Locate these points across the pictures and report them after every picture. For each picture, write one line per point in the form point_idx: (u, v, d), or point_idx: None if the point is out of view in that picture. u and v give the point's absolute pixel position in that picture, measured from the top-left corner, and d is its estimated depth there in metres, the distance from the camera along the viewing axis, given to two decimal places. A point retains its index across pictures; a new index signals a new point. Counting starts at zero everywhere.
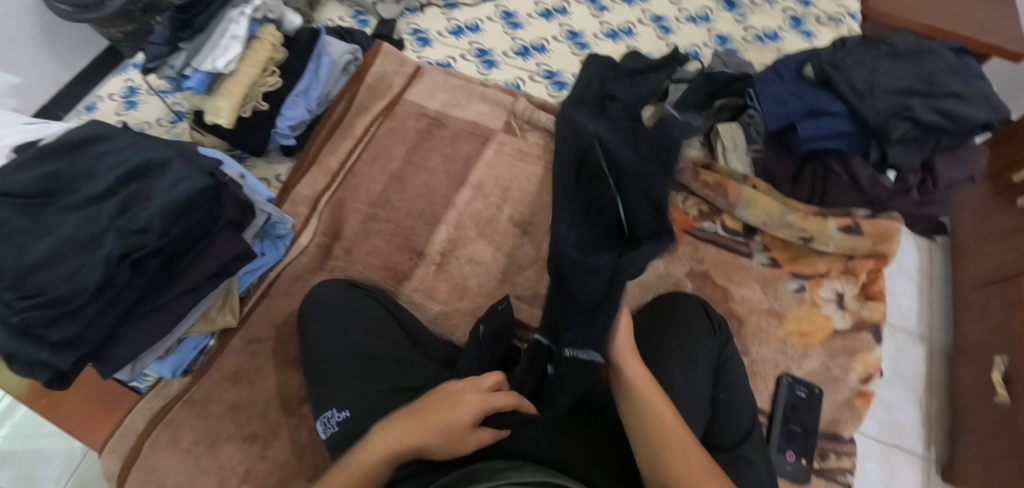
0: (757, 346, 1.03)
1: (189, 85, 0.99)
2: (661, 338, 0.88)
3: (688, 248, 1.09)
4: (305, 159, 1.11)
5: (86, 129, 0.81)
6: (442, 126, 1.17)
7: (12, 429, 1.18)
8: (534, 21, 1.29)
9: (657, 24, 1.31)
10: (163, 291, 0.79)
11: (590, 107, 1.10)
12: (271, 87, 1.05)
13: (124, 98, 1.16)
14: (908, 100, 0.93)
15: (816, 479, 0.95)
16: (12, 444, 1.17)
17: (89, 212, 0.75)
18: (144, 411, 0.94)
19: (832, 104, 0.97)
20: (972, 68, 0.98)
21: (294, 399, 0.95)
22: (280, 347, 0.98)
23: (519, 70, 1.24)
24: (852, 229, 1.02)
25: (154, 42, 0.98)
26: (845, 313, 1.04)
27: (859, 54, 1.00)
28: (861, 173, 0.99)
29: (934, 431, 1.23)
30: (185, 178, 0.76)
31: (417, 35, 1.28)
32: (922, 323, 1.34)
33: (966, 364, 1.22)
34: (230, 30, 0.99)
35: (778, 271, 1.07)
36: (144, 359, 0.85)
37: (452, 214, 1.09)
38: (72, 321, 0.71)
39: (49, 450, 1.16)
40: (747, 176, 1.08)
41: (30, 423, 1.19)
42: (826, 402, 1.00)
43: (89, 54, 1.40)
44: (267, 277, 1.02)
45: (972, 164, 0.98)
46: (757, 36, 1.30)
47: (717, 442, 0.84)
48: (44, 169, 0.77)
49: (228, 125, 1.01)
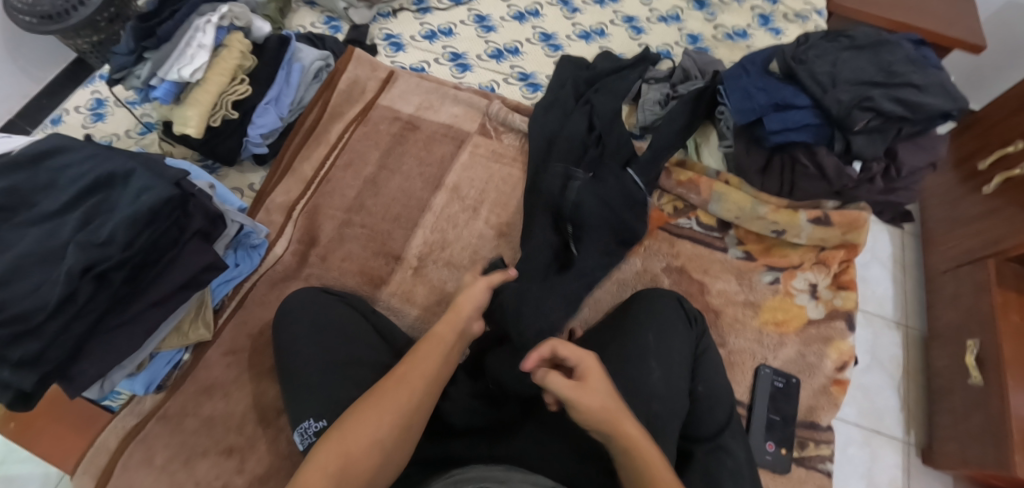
0: (735, 338, 1.04)
1: (155, 95, 0.97)
2: (638, 332, 0.89)
3: (664, 244, 1.10)
4: (279, 167, 1.10)
5: (47, 143, 0.80)
6: (416, 129, 1.17)
7: None
8: (507, 24, 1.29)
9: (628, 24, 1.32)
10: (130, 304, 0.77)
11: (566, 114, 1.11)
12: (241, 95, 1.03)
13: (91, 110, 1.14)
14: (869, 91, 0.94)
15: (795, 468, 0.96)
16: None
17: (52, 225, 0.73)
18: (118, 427, 0.92)
19: (796, 97, 0.99)
20: (930, 60, 1.00)
21: (271, 409, 0.94)
22: (257, 357, 0.97)
23: (493, 73, 1.24)
24: (822, 220, 1.05)
25: (119, 52, 0.98)
26: (819, 302, 1.06)
27: (823, 47, 1.01)
28: (827, 162, 1.00)
29: (912, 416, 1.25)
30: (148, 188, 0.74)
31: (390, 40, 1.28)
32: (898, 309, 1.36)
33: (941, 348, 1.25)
34: (196, 39, 0.98)
35: (753, 264, 1.09)
36: (114, 375, 0.83)
37: (428, 218, 1.08)
38: (34, 340, 0.69)
39: (20, 476, 1.13)
40: (720, 172, 1.11)
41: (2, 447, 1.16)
42: (804, 391, 1.01)
43: (55, 67, 1.38)
44: (242, 287, 1.01)
45: (932, 151, 1.00)
46: (727, 34, 1.31)
47: (696, 433, 0.86)
48: (1, 184, 0.75)
49: (198, 134, 0.98)
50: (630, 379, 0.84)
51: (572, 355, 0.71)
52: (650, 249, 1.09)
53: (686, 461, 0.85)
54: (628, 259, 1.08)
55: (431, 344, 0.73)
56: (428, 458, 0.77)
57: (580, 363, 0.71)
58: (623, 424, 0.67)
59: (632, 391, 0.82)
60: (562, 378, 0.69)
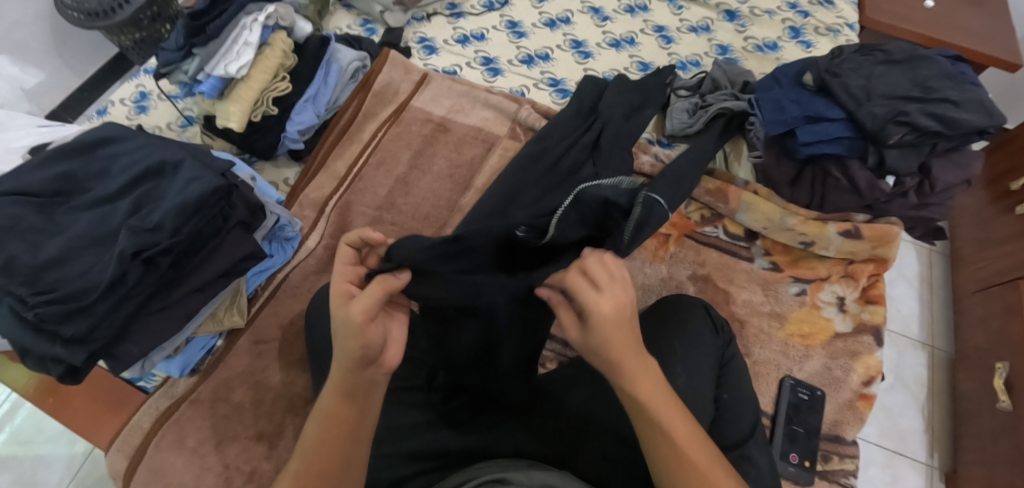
0: (759, 349, 1.04)
1: (201, 90, 1.00)
2: (665, 337, 0.89)
3: (690, 252, 1.10)
4: (313, 164, 1.13)
5: (100, 132, 0.83)
6: (447, 131, 1.19)
7: (12, 433, 1.18)
8: (538, 30, 1.31)
9: (658, 33, 1.33)
10: (173, 289, 0.80)
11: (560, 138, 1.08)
12: (281, 92, 1.06)
13: (135, 103, 1.18)
14: (904, 106, 0.94)
15: (819, 481, 0.96)
16: (13, 449, 1.17)
17: (103, 210, 0.77)
18: (151, 409, 0.95)
19: (830, 110, 0.99)
20: (967, 75, 0.99)
21: (300, 398, 0.95)
22: (287, 347, 0.99)
23: (523, 78, 1.26)
24: (852, 233, 1.05)
25: (167, 48, 1.01)
26: (846, 316, 1.05)
27: (856, 61, 1.02)
28: (859, 176, 0.99)
29: (936, 437, 1.23)
30: (196, 178, 0.77)
31: (423, 43, 1.30)
32: (923, 330, 1.34)
33: (968, 372, 1.23)
34: (242, 37, 1.01)
35: (780, 275, 1.08)
36: (154, 357, 0.86)
37: (456, 218, 1.10)
38: (85, 317, 0.71)
39: (48, 456, 1.16)
40: (749, 182, 1.11)
41: (32, 426, 1.19)
42: (829, 405, 1.00)
43: (98, 62, 1.42)
44: (274, 278, 1.03)
45: (969, 169, 0.99)
46: (757, 45, 1.32)
47: (721, 442, 0.85)
48: (57, 169, 0.78)
49: (240, 129, 1.02)
50: None
51: (585, 289, 0.60)
52: (675, 256, 1.10)
53: None
54: (654, 265, 1.09)
55: (326, 416, 0.64)
56: (451, 450, 0.78)
57: (592, 303, 0.59)
58: (640, 380, 0.62)
59: None
60: (585, 288, 0.60)
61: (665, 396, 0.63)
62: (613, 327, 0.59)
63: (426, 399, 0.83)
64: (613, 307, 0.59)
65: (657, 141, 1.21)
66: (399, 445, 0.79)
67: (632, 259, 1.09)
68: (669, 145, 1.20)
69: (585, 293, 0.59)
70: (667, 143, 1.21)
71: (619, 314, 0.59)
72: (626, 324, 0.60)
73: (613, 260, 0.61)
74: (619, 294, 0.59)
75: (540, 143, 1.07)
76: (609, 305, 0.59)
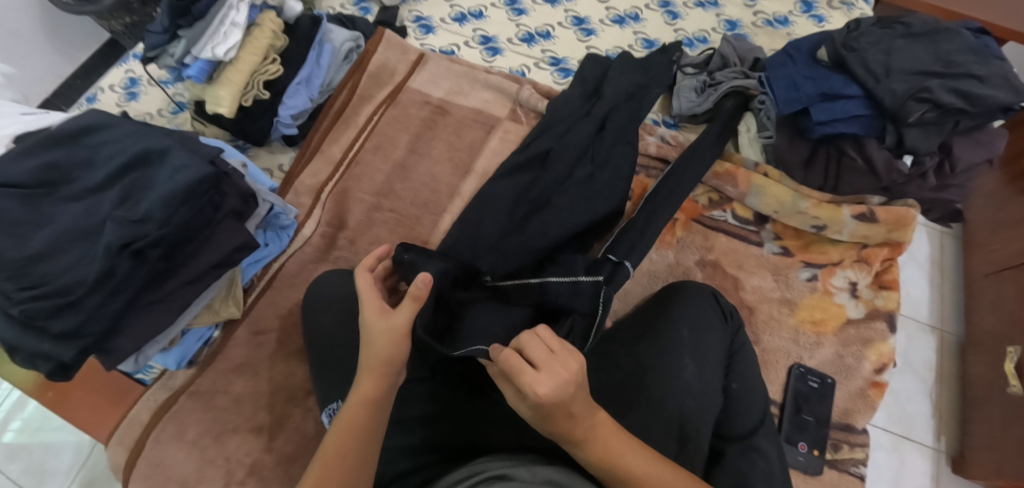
0: (769, 336, 1.01)
1: (188, 73, 0.97)
2: (671, 326, 0.86)
3: (698, 237, 1.07)
4: (308, 149, 1.09)
5: (84, 119, 0.79)
6: (446, 114, 1.15)
7: (21, 422, 1.17)
8: (539, 7, 1.27)
9: (664, 9, 1.28)
10: (166, 281, 0.77)
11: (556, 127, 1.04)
12: (272, 75, 1.02)
13: (125, 89, 1.14)
14: (926, 81, 0.90)
15: (828, 470, 0.94)
16: (21, 438, 1.16)
17: (91, 201, 0.73)
18: (150, 402, 0.93)
19: (847, 87, 0.95)
20: (991, 48, 0.95)
21: (299, 390, 0.93)
22: (285, 338, 0.97)
23: (524, 57, 1.22)
24: (867, 217, 1.01)
25: (153, 31, 0.97)
26: (859, 302, 1.02)
27: (877, 34, 0.97)
28: (877, 156, 0.95)
29: (944, 422, 1.21)
30: (185, 166, 0.74)
31: (420, 22, 1.26)
32: (934, 314, 1.31)
33: (979, 355, 1.20)
34: (229, 17, 0.97)
35: (790, 260, 1.05)
36: (148, 351, 0.84)
37: (456, 204, 1.07)
38: (75, 312, 0.69)
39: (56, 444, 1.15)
40: (759, 164, 1.07)
41: (40, 416, 1.18)
42: (839, 393, 0.98)
43: (90, 47, 1.38)
44: (270, 268, 1.01)
45: (992, 148, 0.95)
46: (767, 20, 1.27)
47: (728, 432, 0.84)
48: (42, 159, 0.75)
49: (230, 114, 0.98)
50: (664, 374, 0.81)
51: (521, 374, 0.60)
52: (683, 241, 1.06)
53: (715, 458, 0.83)
54: (661, 251, 1.06)
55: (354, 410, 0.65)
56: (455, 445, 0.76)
57: (528, 385, 0.60)
58: (596, 440, 0.62)
59: (666, 385, 0.80)
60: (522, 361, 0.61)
61: (624, 435, 0.64)
62: (555, 406, 0.60)
63: (431, 391, 0.81)
64: (551, 386, 0.59)
65: (662, 121, 1.18)
66: (403, 438, 0.77)
67: None
68: (673, 124, 1.17)
69: (519, 376, 0.60)
70: (672, 124, 1.17)
71: (561, 391, 0.59)
72: (572, 398, 0.60)
73: (547, 332, 0.64)
74: (558, 371, 0.60)
75: (545, 131, 1.04)
76: (549, 377, 0.60)
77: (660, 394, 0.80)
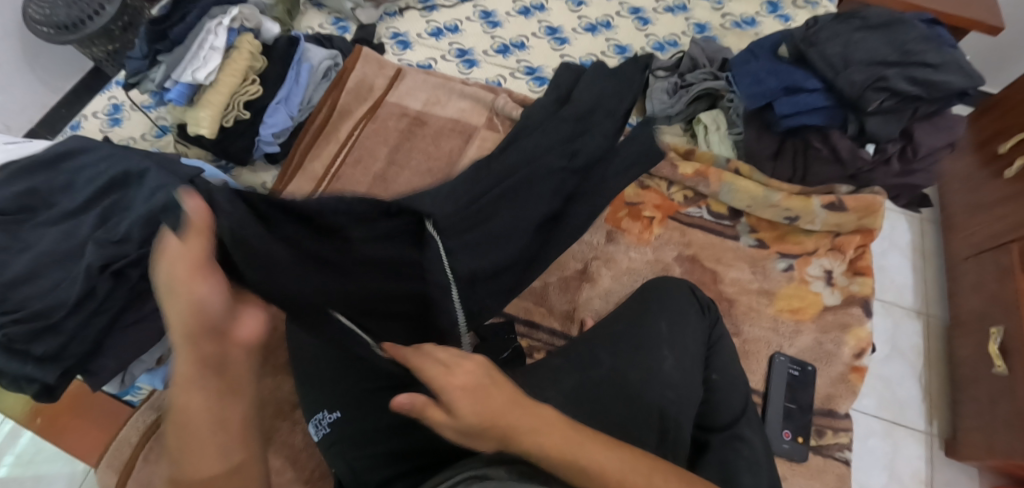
0: (749, 327, 1.03)
1: (170, 97, 0.99)
2: (650, 319, 0.88)
3: (675, 233, 1.09)
4: (290, 166, 1.10)
5: (61, 146, 0.81)
6: (425, 125, 1.17)
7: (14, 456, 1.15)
8: (512, 19, 1.30)
9: (634, 15, 1.31)
10: (146, 300, 0.78)
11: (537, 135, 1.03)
12: (252, 95, 1.05)
13: (108, 115, 1.16)
14: (883, 71, 0.93)
15: (813, 456, 0.95)
16: (15, 471, 1.14)
17: (68, 225, 0.75)
18: (138, 423, 0.94)
19: (808, 81, 0.99)
20: (945, 38, 0.98)
21: (286, 403, 0.94)
22: (271, 352, 0.97)
23: (500, 68, 1.25)
24: (837, 206, 1.03)
25: (134, 57, 1.01)
26: (834, 289, 1.04)
27: (835, 29, 1.00)
28: (841, 145, 0.99)
29: (934, 406, 1.22)
30: (163, 185, 0.75)
31: (397, 39, 1.28)
32: (918, 299, 1.33)
33: (964, 338, 1.22)
34: (208, 41, 0.99)
35: (766, 251, 1.07)
36: (133, 370, 0.83)
37: None
38: (55, 335, 0.70)
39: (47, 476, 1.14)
40: (730, 160, 1.10)
41: (32, 448, 1.16)
42: (821, 379, 1.00)
43: (73, 76, 1.40)
44: None
45: (951, 132, 0.98)
46: (735, 22, 1.30)
47: (710, 423, 0.86)
48: (19, 186, 0.77)
49: (211, 134, 1.00)
50: (645, 366, 0.83)
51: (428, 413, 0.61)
52: (661, 238, 1.09)
53: (701, 451, 0.85)
54: (639, 249, 1.08)
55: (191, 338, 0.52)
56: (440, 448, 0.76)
57: (442, 383, 0.59)
58: (547, 439, 0.61)
59: (646, 376, 0.82)
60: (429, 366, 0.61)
61: (577, 433, 0.63)
62: (480, 399, 0.59)
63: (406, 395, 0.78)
64: (466, 374, 0.60)
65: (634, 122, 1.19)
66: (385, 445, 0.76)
67: (616, 244, 1.08)
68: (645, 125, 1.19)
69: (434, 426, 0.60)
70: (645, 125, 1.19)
71: (475, 381, 0.60)
72: (502, 414, 0.60)
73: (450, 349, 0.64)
74: (456, 381, 0.59)
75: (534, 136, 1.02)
76: (463, 376, 0.60)
77: (640, 384, 0.81)
